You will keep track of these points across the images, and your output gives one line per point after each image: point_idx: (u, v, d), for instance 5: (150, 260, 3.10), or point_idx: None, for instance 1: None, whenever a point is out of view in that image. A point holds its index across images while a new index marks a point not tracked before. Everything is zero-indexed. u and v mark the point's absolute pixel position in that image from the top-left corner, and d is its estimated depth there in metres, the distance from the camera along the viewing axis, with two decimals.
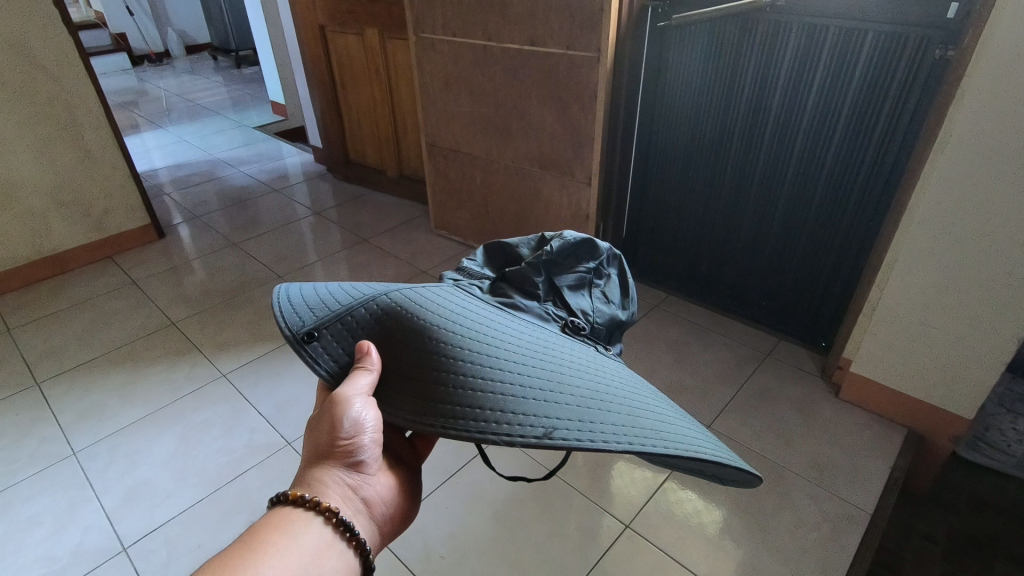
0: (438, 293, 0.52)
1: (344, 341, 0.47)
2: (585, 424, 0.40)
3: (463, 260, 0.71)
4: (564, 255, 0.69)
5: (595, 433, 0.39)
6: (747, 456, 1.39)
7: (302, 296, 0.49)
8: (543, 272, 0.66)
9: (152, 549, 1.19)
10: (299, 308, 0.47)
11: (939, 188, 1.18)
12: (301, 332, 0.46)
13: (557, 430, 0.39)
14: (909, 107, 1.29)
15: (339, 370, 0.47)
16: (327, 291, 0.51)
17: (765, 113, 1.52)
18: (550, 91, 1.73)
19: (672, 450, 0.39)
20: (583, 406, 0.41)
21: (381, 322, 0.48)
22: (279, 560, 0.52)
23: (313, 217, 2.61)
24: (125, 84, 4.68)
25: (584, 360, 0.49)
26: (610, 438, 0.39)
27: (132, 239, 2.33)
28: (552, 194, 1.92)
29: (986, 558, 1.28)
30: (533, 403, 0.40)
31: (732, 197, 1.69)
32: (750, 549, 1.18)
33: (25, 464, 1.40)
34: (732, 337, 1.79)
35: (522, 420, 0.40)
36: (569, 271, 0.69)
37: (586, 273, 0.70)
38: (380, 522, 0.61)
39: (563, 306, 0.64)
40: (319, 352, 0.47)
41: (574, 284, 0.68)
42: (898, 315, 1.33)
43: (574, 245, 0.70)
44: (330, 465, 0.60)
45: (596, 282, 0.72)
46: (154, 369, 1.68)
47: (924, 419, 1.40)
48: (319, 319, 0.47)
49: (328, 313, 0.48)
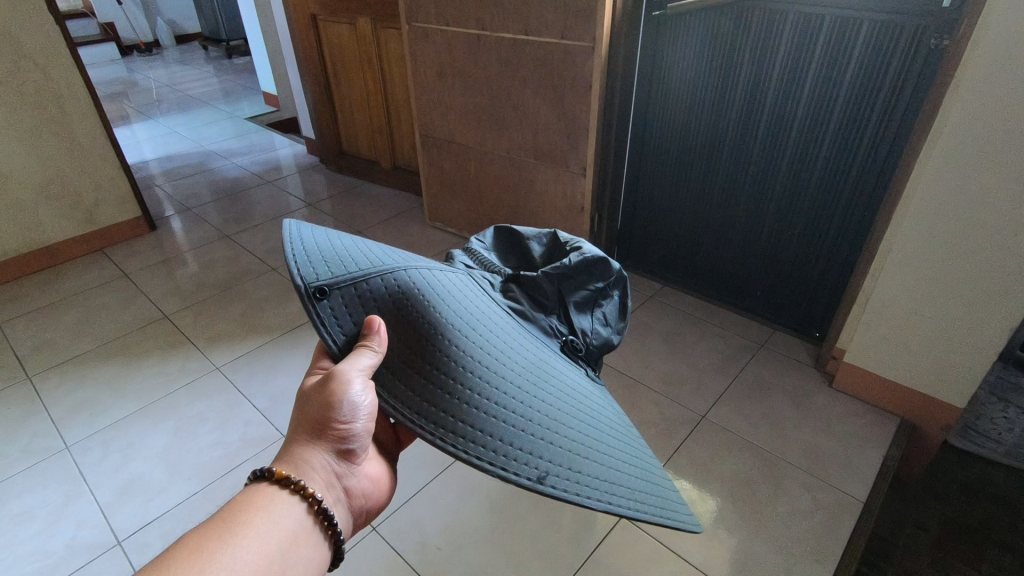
0: (452, 286, 0.50)
1: (355, 311, 0.44)
2: (575, 474, 0.41)
3: (475, 245, 0.71)
4: (579, 272, 0.66)
5: (577, 485, 0.40)
6: (741, 446, 1.39)
7: (320, 248, 0.46)
8: (556, 286, 0.64)
9: (146, 542, 1.19)
10: (316, 260, 0.44)
11: (933, 179, 1.18)
12: (313, 288, 0.42)
13: (546, 474, 0.40)
14: (903, 96, 1.29)
15: (344, 341, 0.43)
16: (344, 249, 0.47)
17: (760, 103, 1.51)
18: (545, 81, 1.72)
19: (643, 516, 0.42)
20: (574, 452, 0.42)
21: (396, 304, 0.45)
22: (256, 542, 0.51)
23: (306, 209, 2.59)
24: (114, 75, 4.62)
25: (575, 387, 0.50)
26: (590, 494, 0.40)
27: (123, 232, 2.31)
28: (546, 185, 1.91)
29: (977, 545, 1.30)
30: (530, 440, 0.41)
31: (727, 187, 1.69)
32: (745, 538, 1.19)
33: (17, 458, 1.39)
34: (727, 328, 1.80)
35: (517, 453, 0.40)
36: (579, 287, 0.67)
37: (593, 292, 0.68)
38: (356, 513, 0.62)
39: (565, 321, 0.64)
40: (327, 313, 0.43)
41: (581, 301, 0.67)
42: (891, 305, 1.34)
43: (591, 262, 0.67)
44: (319, 445, 0.58)
45: (600, 301, 0.70)
46: (146, 362, 1.67)
47: (916, 408, 1.41)
48: (335, 278, 0.44)
49: (345, 275, 0.44)
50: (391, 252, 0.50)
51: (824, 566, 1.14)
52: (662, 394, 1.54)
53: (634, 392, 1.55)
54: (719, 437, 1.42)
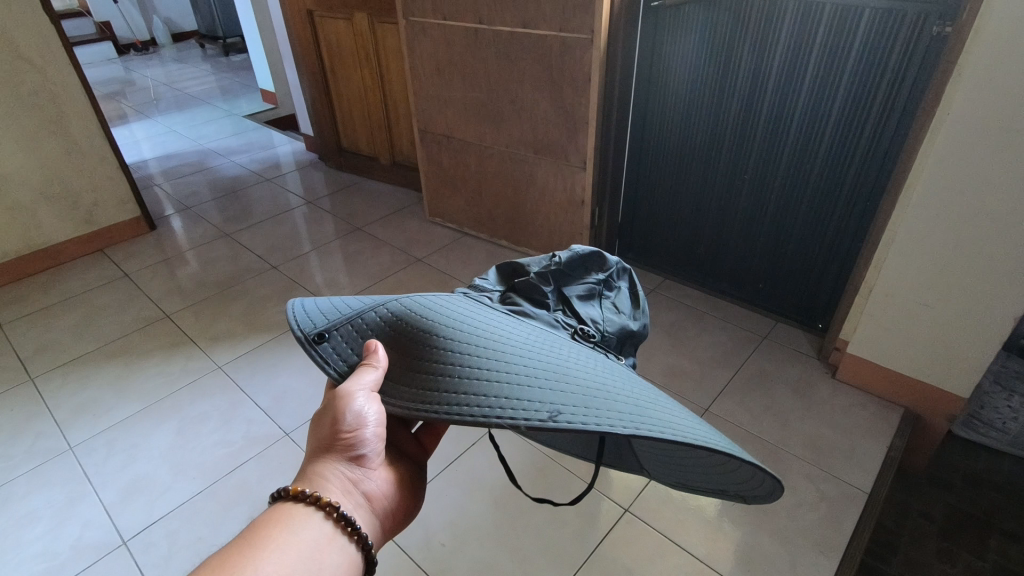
0: (448, 299, 0.52)
1: (353, 341, 0.48)
2: (590, 409, 0.39)
3: (475, 279, 0.68)
4: (573, 268, 0.69)
5: (596, 418, 0.38)
6: (745, 438, 1.39)
7: (316, 302, 0.51)
8: (553, 282, 0.65)
9: (152, 541, 1.19)
10: (311, 311, 0.49)
11: (936, 169, 1.17)
12: (312, 333, 0.47)
13: (560, 413, 0.38)
14: (906, 85, 1.28)
15: (348, 368, 0.47)
16: (338, 298, 0.52)
17: (760, 94, 1.51)
18: (543, 74, 1.70)
19: (678, 437, 0.39)
20: (591, 394, 0.40)
21: (389, 322, 0.48)
22: (277, 555, 0.51)
23: (306, 206, 2.58)
24: (111, 74, 4.60)
25: (591, 361, 0.48)
26: (613, 424, 0.37)
27: (123, 232, 2.31)
28: (546, 179, 1.90)
29: (982, 535, 1.30)
30: (538, 389, 0.40)
31: (728, 180, 1.69)
32: (750, 530, 1.19)
33: (22, 459, 1.39)
34: (730, 320, 1.79)
35: (524, 403, 0.39)
36: (577, 282, 0.68)
37: (596, 284, 0.70)
38: (382, 517, 0.61)
39: (572, 314, 0.64)
40: (329, 353, 0.48)
41: (584, 294, 0.67)
42: (895, 295, 1.33)
43: (583, 258, 0.70)
44: (331, 457, 0.59)
45: (606, 293, 0.71)
46: (149, 362, 1.67)
47: (920, 398, 1.41)
48: (331, 321, 0.48)
49: (339, 316, 0.49)
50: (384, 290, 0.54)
51: (829, 556, 1.14)
52: (665, 388, 1.54)
53: None
54: (722, 430, 1.41)
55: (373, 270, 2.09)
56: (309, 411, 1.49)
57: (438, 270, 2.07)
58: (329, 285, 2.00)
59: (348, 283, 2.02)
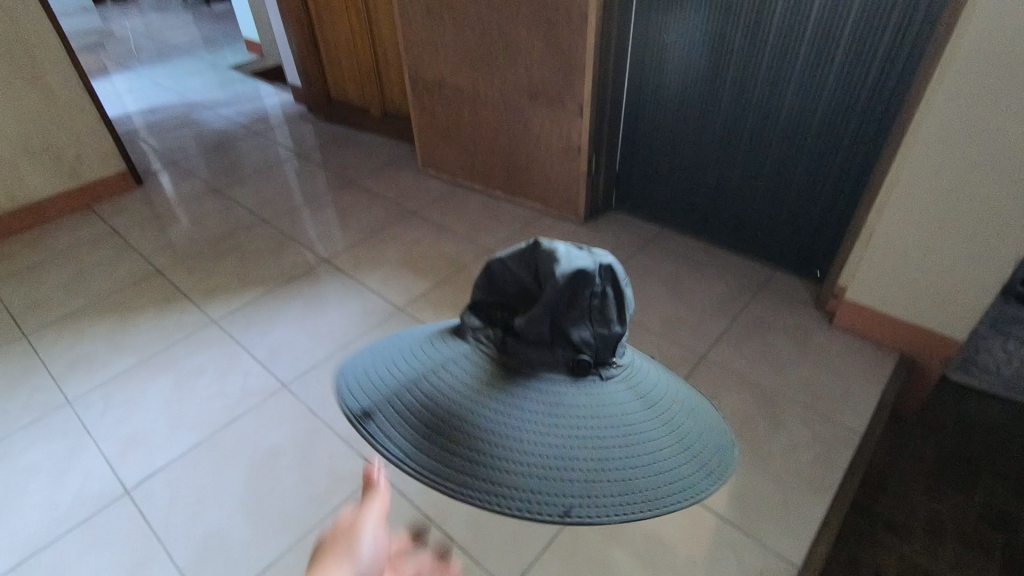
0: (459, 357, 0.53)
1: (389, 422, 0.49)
2: (603, 503, 0.43)
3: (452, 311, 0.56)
4: (567, 291, 0.51)
5: (607, 510, 0.42)
6: (741, 384, 1.40)
7: (356, 378, 0.54)
8: (547, 318, 0.50)
9: (154, 490, 1.21)
10: (354, 390, 0.52)
11: (942, 112, 1.13)
12: (358, 415, 0.49)
13: (573, 508, 0.42)
14: (915, 22, 1.22)
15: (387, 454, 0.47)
16: (366, 375, 0.53)
17: (763, 33, 1.44)
18: (538, 14, 1.63)
19: (665, 500, 0.45)
20: (597, 474, 0.45)
21: (412, 412, 0.48)
22: None
23: (296, 159, 2.52)
24: (89, 24, 4.42)
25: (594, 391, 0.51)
26: (616, 511, 0.43)
27: (110, 188, 2.25)
28: (542, 127, 1.86)
29: (971, 475, 1.32)
30: (561, 485, 0.43)
31: (729, 125, 1.64)
32: (745, 472, 1.21)
33: (20, 413, 1.39)
34: (727, 268, 1.78)
35: (546, 498, 0.42)
36: (575, 306, 0.52)
37: (593, 298, 0.52)
38: None
39: (566, 351, 0.51)
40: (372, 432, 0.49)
41: (582, 319, 0.52)
42: (895, 239, 1.31)
43: (575, 273, 0.51)
44: (335, 558, 0.56)
45: (600, 301, 0.53)
46: (143, 317, 1.66)
47: (917, 343, 1.41)
48: (367, 403, 0.50)
49: (375, 399, 0.50)
50: (403, 357, 0.55)
51: (821, 495, 1.16)
52: (662, 336, 1.54)
53: (633, 335, 1.54)
54: (718, 376, 1.42)
55: (366, 223, 2.05)
56: (306, 363, 1.49)
57: (432, 223, 2.04)
58: (322, 239, 1.97)
59: (341, 236, 1.99)
